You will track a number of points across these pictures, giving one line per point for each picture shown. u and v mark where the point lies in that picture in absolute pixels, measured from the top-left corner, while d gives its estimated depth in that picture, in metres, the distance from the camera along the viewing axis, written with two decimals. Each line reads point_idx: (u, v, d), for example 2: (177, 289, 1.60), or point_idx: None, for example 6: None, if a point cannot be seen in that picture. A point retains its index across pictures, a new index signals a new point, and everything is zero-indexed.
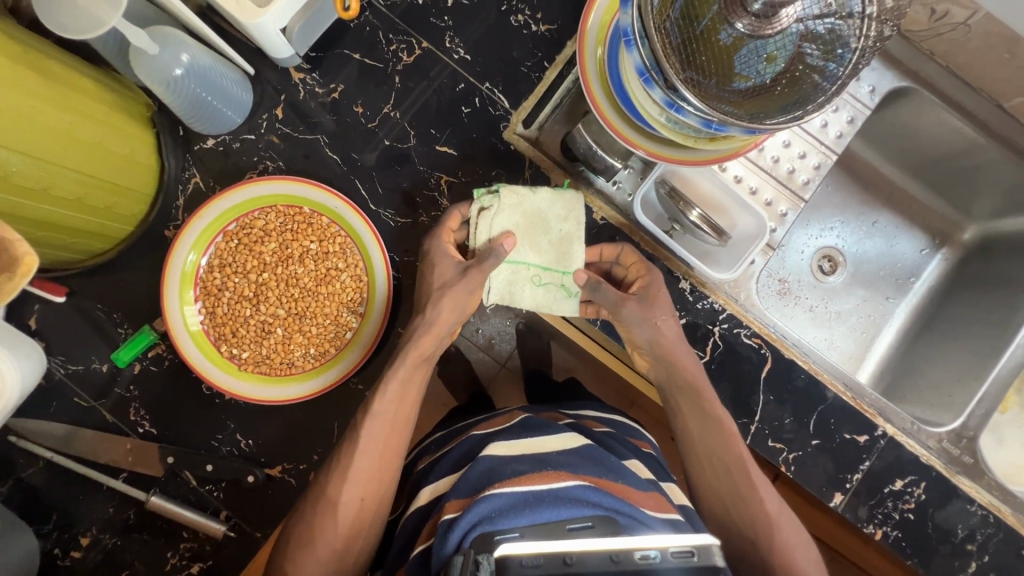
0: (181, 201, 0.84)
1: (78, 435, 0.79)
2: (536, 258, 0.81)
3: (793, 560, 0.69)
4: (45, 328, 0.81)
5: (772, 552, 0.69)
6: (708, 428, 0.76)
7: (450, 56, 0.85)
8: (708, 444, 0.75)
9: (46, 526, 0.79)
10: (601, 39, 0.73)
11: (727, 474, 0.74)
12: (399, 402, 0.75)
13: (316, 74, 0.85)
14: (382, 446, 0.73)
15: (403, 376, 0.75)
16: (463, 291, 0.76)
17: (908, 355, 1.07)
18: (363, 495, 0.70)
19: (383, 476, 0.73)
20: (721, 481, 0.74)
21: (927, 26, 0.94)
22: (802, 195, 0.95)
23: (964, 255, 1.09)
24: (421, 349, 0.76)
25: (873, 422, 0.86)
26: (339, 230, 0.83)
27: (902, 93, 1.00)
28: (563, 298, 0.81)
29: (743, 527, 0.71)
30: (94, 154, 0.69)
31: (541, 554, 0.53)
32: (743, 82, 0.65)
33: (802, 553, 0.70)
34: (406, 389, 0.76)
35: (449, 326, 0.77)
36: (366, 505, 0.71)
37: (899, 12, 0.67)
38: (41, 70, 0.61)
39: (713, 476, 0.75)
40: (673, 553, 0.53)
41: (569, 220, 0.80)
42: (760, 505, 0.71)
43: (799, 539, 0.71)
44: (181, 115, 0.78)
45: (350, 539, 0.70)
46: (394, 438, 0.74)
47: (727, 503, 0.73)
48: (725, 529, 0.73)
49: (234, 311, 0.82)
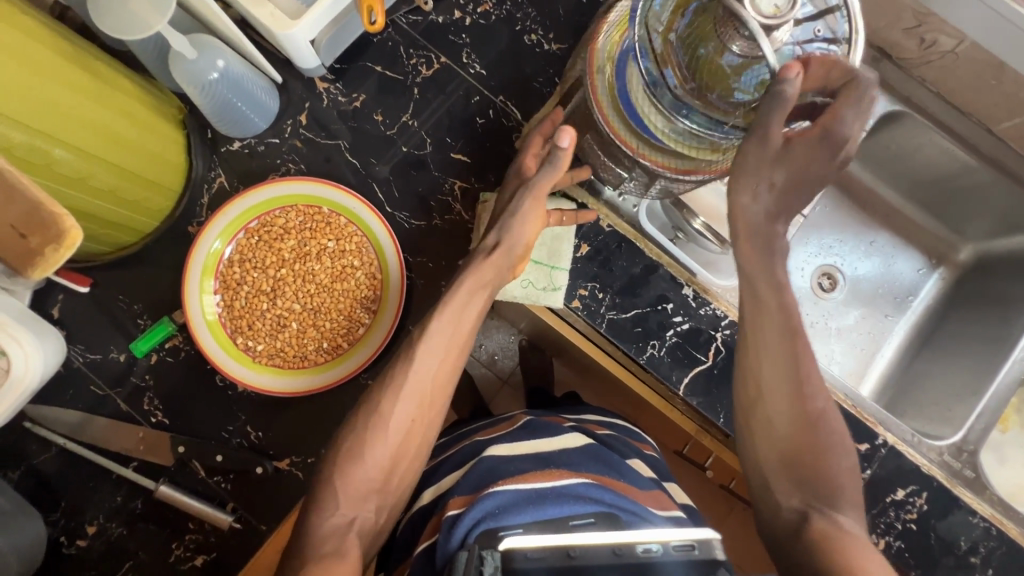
0: (205, 200, 0.88)
1: (92, 423, 0.81)
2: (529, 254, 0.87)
3: (827, 464, 0.67)
4: (67, 317, 0.83)
5: (807, 452, 0.67)
6: (772, 318, 0.68)
7: (467, 71, 0.90)
8: (762, 337, 0.69)
9: (54, 513, 0.79)
10: (611, 58, 0.76)
11: (778, 365, 0.69)
12: (453, 331, 0.73)
13: (339, 84, 0.89)
14: (433, 376, 0.71)
15: (462, 301, 0.73)
16: (522, 216, 0.76)
17: (908, 372, 1.08)
18: (412, 418, 0.70)
19: (431, 406, 0.72)
20: (772, 371, 0.69)
21: (917, 53, 0.99)
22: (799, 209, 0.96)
23: (961, 274, 1.12)
24: (479, 277, 0.74)
25: (873, 431, 0.87)
26: (356, 230, 0.86)
27: (895, 116, 1.04)
28: (548, 291, 0.86)
29: (783, 424, 0.68)
30: (130, 150, 0.73)
31: (546, 547, 0.55)
32: (744, 96, 0.68)
33: (839, 458, 0.67)
34: (462, 316, 0.73)
35: (517, 248, 0.76)
36: (414, 427, 0.70)
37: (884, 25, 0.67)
38: (88, 69, 0.66)
39: (764, 365, 0.69)
40: (675, 546, 0.56)
41: (559, 224, 0.86)
42: (803, 406, 0.68)
43: (841, 443, 0.68)
44: (209, 116, 0.82)
45: (396, 457, 0.68)
46: (440, 382, 0.72)
47: (764, 397, 0.70)
48: (760, 425, 0.70)
49: (251, 305, 0.84)
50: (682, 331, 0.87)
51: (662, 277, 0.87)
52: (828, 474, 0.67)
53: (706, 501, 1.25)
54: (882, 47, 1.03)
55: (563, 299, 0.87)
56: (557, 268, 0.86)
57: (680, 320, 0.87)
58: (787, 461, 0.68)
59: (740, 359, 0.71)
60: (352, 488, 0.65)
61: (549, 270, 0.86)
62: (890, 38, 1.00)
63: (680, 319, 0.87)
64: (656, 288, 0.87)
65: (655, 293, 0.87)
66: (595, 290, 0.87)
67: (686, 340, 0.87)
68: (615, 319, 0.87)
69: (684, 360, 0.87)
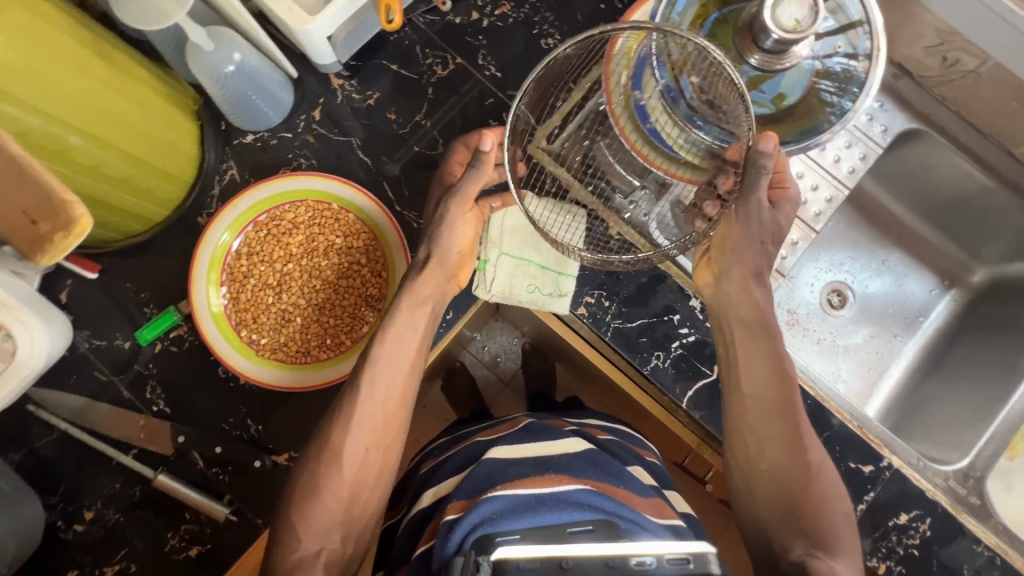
0: (216, 192, 0.88)
1: (94, 408, 0.81)
2: (536, 258, 0.86)
3: (825, 515, 0.70)
4: (74, 303, 0.84)
5: (804, 504, 0.70)
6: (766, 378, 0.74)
7: (482, 73, 0.90)
8: (755, 400, 0.74)
9: (53, 497, 0.80)
10: (629, 59, 0.71)
11: (771, 421, 0.73)
12: (396, 360, 0.75)
13: (354, 81, 0.90)
14: (387, 407, 0.74)
15: (402, 320, 0.76)
16: (452, 222, 0.78)
17: (916, 394, 1.07)
18: (367, 446, 0.72)
19: (389, 431, 0.74)
20: (766, 426, 0.73)
21: (938, 72, 0.98)
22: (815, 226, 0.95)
23: (974, 297, 1.10)
24: (416, 291, 0.77)
25: (878, 453, 0.86)
26: (364, 227, 0.86)
27: (913, 135, 1.03)
28: (554, 298, 0.86)
29: (779, 479, 0.72)
30: (143, 138, 0.73)
31: (537, 558, 0.56)
32: (761, 108, 0.69)
33: (835, 507, 0.71)
34: (404, 339, 0.76)
35: (448, 257, 0.78)
36: (369, 456, 0.72)
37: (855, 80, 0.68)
38: (104, 57, 0.66)
39: (757, 421, 0.74)
40: (669, 560, 0.57)
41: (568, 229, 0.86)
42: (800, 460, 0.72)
43: (833, 493, 0.72)
44: (224, 108, 0.82)
45: (357, 485, 0.71)
46: (399, 396, 0.75)
47: (760, 450, 0.73)
48: (756, 478, 0.73)
49: (256, 298, 0.84)
50: (688, 342, 0.86)
51: (669, 287, 0.87)
52: (828, 523, 0.70)
53: (703, 515, 1.23)
54: (903, 64, 1.02)
55: (569, 306, 0.87)
56: (564, 275, 0.86)
57: (687, 332, 0.86)
58: (787, 513, 0.71)
59: (733, 415, 0.75)
60: (313, 522, 0.69)
61: (555, 277, 0.86)
62: (911, 54, 0.99)
63: (687, 330, 0.86)
64: (663, 299, 0.86)
65: (662, 303, 0.86)
66: (601, 298, 0.87)
67: (692, 352, 0.86)
68: (620, 328, 0.87)
69: (688, 372, 0.86)
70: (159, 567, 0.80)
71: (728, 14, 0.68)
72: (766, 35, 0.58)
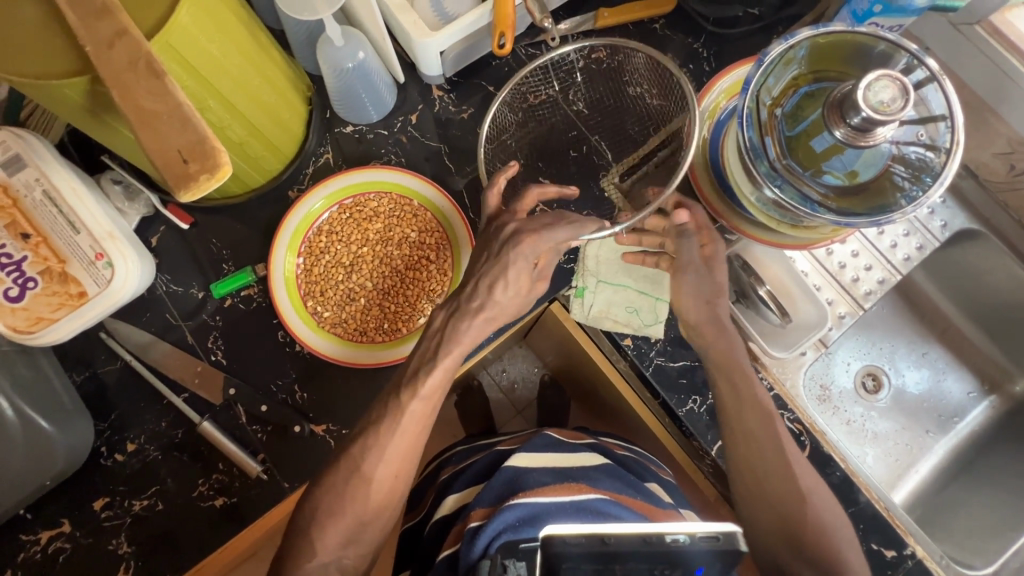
0: (309, 170, 0.95)
1: (158, 347, 0.86)
2: (631, 284, 0.89)
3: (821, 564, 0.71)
4: (162, 247, 0.90)
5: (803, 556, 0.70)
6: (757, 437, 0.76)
7: (570, 106, 0.95)
8: (735, 440, 0.78)
9: (102, 424, 0.84)
10: (711, 118, 0.84)
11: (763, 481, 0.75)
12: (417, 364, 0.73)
13: (452, 95, 0.97)
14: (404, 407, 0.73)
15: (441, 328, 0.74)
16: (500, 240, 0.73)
17: (942, 493, 1.05)
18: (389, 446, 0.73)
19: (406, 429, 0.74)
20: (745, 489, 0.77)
21: (1005, 178, 1.00)
22: (863, 303, 1.00)
23: (1013, 406, 1.10)
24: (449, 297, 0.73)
25: (903, 540, 0.85)
26: (439, 227, 0.91)
27: (970, 234, 1.05)
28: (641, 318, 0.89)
29: None
30: (264, 110, 0.80)
31: (582, 533, 0.55)
32: (834, 178, 0.71)
33: None
34: (435, 353, 0.75)
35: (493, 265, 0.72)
36: (394, 449, 0.73)
37: (904, 174, 0.72)
38: (253, 35, 0.73)
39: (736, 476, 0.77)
40: (699, 537, 0.55)
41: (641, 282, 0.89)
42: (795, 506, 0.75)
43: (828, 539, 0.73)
44: (334, 99, 0.90)
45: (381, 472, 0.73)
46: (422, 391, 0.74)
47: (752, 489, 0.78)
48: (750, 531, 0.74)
49: (328, 274, 0.90)
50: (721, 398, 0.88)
51: None
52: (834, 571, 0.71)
53: None
54: (970, 167, 1.05)
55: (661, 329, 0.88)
56: (661, 300, 0.88)
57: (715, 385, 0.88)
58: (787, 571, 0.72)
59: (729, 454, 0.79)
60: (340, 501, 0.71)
61: (653, 302, 0.88)
62: (978, 158, 1.02)
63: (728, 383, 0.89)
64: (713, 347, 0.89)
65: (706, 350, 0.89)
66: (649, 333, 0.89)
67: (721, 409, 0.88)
68: (662, 365, 0.88)
69: None
70: (184, 510, 0.82)
71: (816, 90, 0.73)
72: (852, 111, 0.61)
